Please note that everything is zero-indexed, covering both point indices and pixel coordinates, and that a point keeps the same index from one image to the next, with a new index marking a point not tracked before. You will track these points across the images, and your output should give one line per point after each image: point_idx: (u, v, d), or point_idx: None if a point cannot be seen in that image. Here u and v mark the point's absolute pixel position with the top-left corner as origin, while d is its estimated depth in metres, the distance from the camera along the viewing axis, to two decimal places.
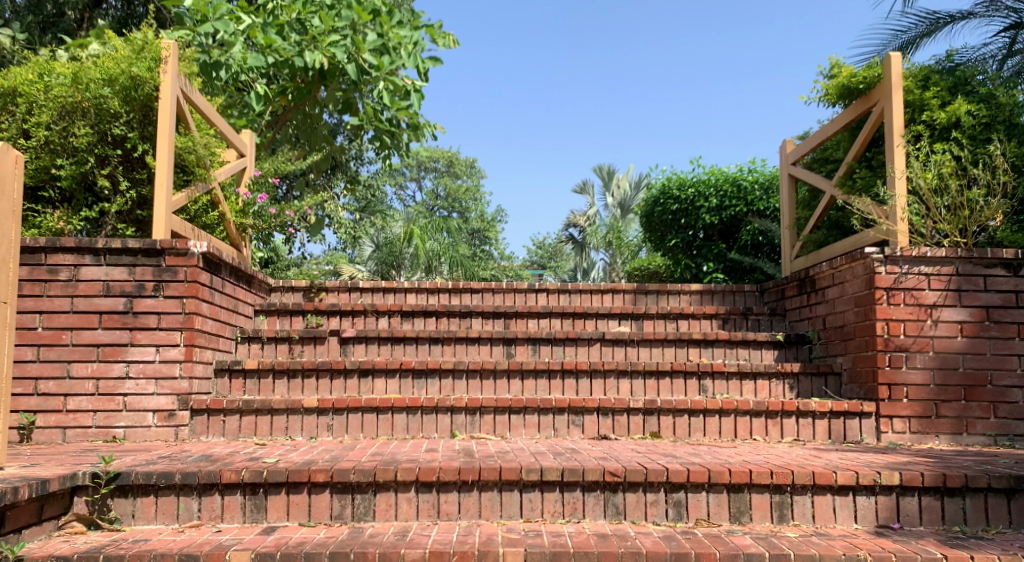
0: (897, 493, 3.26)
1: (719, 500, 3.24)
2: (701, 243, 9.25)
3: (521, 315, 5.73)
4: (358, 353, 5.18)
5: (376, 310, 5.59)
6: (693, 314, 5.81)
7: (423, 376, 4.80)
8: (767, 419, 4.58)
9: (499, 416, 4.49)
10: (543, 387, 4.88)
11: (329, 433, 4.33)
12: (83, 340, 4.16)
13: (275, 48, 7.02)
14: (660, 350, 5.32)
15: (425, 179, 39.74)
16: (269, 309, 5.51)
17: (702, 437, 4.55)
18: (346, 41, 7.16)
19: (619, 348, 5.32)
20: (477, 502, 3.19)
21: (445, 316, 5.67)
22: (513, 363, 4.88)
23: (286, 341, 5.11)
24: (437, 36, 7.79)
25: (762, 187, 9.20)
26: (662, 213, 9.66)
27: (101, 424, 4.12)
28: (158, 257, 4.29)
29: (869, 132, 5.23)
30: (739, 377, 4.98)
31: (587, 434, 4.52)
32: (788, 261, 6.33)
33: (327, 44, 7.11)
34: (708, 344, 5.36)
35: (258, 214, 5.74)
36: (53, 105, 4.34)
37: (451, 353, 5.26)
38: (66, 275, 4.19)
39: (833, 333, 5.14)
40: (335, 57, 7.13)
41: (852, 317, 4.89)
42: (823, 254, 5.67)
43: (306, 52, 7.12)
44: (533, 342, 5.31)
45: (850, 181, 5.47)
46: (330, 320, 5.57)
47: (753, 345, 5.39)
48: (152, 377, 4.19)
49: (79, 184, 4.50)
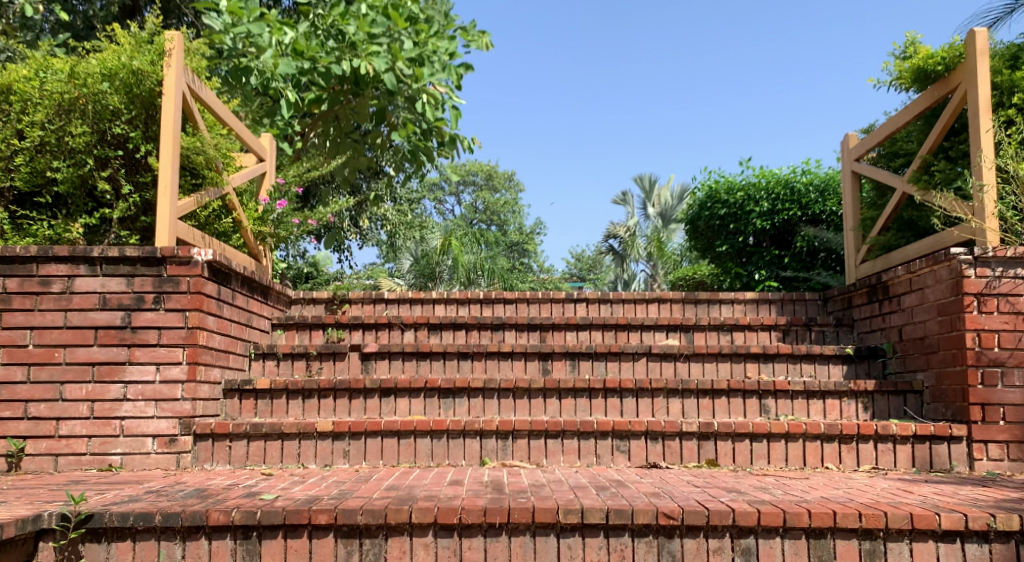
0: (1015, 541, 2.68)
1: (797, 548, 2.71)
2: (752, 250, 8.67)
3: (558, 328, 5.25)
4: (381, 370, 4.74)
5: (402, 323, 5.16)
6: (750, 325, 5.26)
7: (450, 395, 4.35)
8: (841, 445, 4.02)
9: (534, 441, 4.00)
10: (583, 407, 4.39)
11: (345, 460, 3.91)
12: (77, 358, 3.81)
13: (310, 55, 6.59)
14: (714, 366, 4.80)
15: (463, 192, 39.54)
16: (287, 323, 5.11)
17: (766, 465, 4.00)
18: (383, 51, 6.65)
19: (667, 363, 4.81)
20: (506, 548, 2.71)
21: (476, 329, 5.21)
22: (550, 382, 4.38)
23: (304, 357, 4.71)
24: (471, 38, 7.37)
25: (818, 189, 8.57)
26: (710, 218, 9.13)
27: (96, 451, 3.76)
28: (159, 266, 3.92)
29: (948, 120, 4.69)
30: (805, 396, 4.43)
31: (634, 462, 4.00)
32: (854, 267, 5.78)
33: (368, 53, 6.56)
34: (768, 358, 4.82)
35: (277, 220, 5.40)
36: (49, 103, 4.05)
37: (481, 370, 4.80)
38: (60, 287, 3.85)
39: (910, 345, 4.55)
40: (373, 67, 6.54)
41: (935, 327, 4.30)
42: (897, 257, 5.08)
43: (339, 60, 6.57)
44: (571, 357, 4.82)
45: (927, 175, 4.88)
46: (352, 334, 5.14)
47: (819, 359, 4.83)
48: (152, 399, 3.82)
49: (78, 188, 4.19)
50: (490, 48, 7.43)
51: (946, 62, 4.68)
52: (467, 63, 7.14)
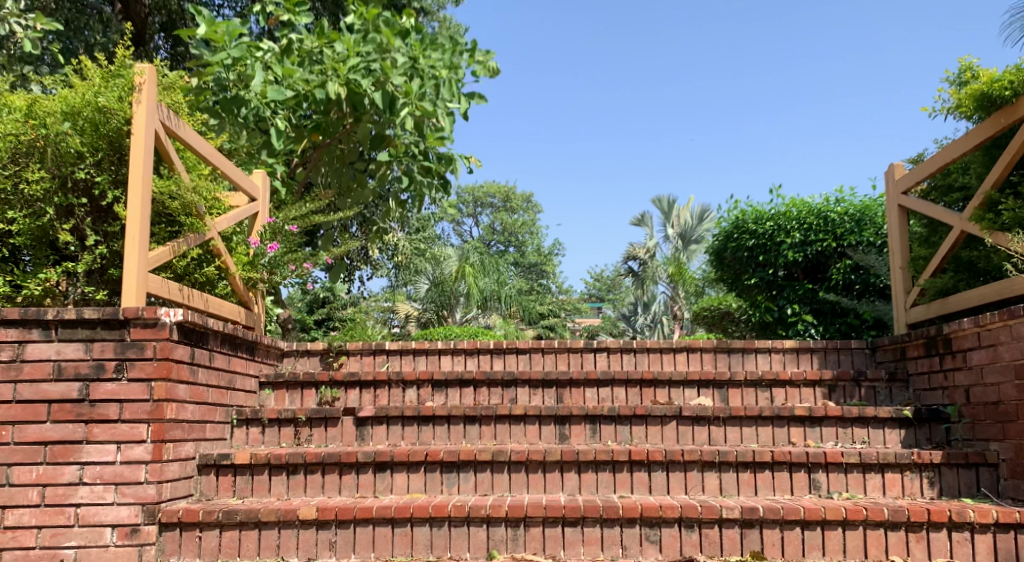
0: None
1: None
2: (783, 283, 8.09)
3: (576, 384, 4.71)
4: (378, 438, 4.24)
5: (402, 380, 4.65)
6: (791, 380, 4.69)
7: (455, 470, 3.85)
8: (908, 534, 3.45)
9: (549, 529, 3.49)
10: (605, 483, 3.87)
11: (331, 552, 3.45)
12: (27, 437, 3.36)
13: (293, 79, 6.21)
14: (753, 432, 4.27)
15: (481, 214, 39.05)
16: (277, 381, 4.63)
17: (820, 558, 3.43)
18: (373, 67, 6.24)
19: (701, 428, 4.28)
20: None
21: (485, 386, 4.69)
22: (567, 453, 3.87)
23: (291, 424, 4.23)
24: (477, 64, 6.93)
25: (854, 219, 7.88)
26: (737, 249, 8.56)
27: (46, 544, 3.31)
28: (121, 329, 3.47)
29: (1017, 150, 4.17)
30: (860, 470, 3.88)
31: (666, 555, 3.45)
32: (903, 312, 5.18)
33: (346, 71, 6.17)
34: (815, 422, 4.28)
35: (270, 264, 4.99)
36: (4, 146, 3.67)
37: (491, 436, 4.28)
38: (9, 355, 3.41)
39: (980, 409, 3.96)
40: (359, 86, 6.20)
41: (1012, 393, 3.71)
42: (957, 304, 4.52)
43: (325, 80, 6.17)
44: (591, 420, 4.30)
45: (991, 214, 4.32)
46: (348, 393, 4.63)
47: (873, 423, 4.27)
48: (111, 483, 3.36)
49: (39, 240, 3.78)
50: (496, 71, 6.96)
51: (1015, 86, 4.21)
52: (476, 94, 6.66)
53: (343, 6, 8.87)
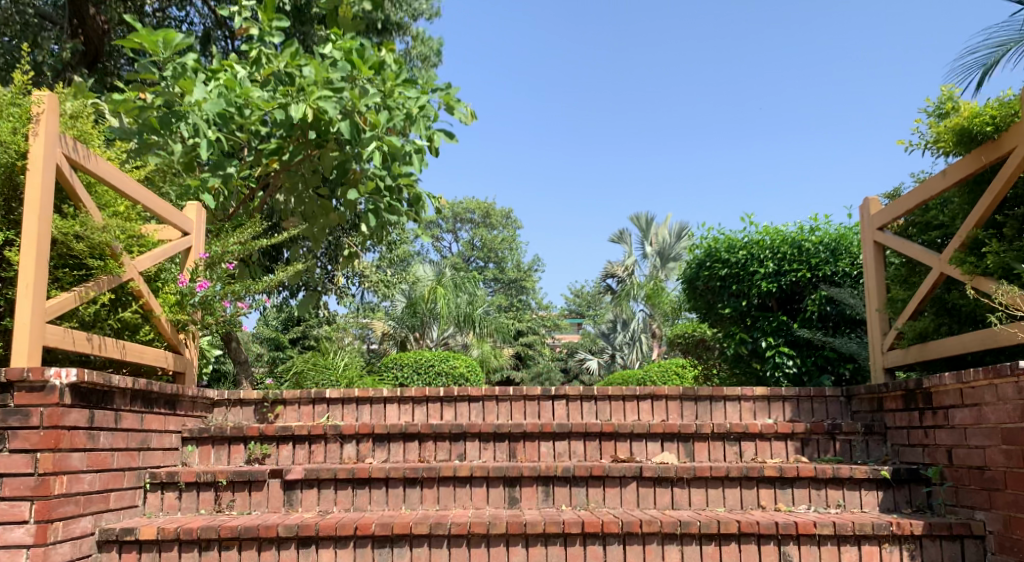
0: None
1: None
2: (757, 314, 7.75)
3: (531, 438, 4.34)
4: (307, 502, 3.87)
5: (340, 435, 4.25)
6: (761, 434, 4.36)
7: (388, 543, 3.48)
8: None
9: None
10: (555, 558, 3.51)
11: None
12: None
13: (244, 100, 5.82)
14: (718, 494, 3.94)
15: (461, 229, 38.53)
16: (201, 436, 4.23)
17: None
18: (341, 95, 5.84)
19: (662, 490, 3.94)
20: None
21: (431, 439, 4.30)
22: (514, 525, 3.51)
23: (212, 488, 3.86)
24: (455, 108, 6.57)
25: (829, 248, 7.56)
26: (709, 278, 8.19)
27: None
28: (4, 392, 3.06)
29: (1001, 189, 3.89)
30: (833, 542, 3.56)
31: None
32: (879, 355, 4.86)
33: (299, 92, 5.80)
34: (786, 483, 3.95)
35: (201, 304, 4.54)
36: None
37: (433, 500, 3.90)
38: None
39: (964, 473, 3.65)
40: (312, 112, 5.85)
41: (998, 460, 3.40)
42: (940, 352, 4.21)
43: (277, 102, 5.81)
44: (544, 482, 3.95)
45: (973, 257, 4.03)
46: (280, 448, 4.26)
47: (848, 485, 3.95)
48: None
49: None
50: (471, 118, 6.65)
51: (997, 121, 3.94)
52: (448, 131, 6.32)
53: (307, 20, 8.45)
